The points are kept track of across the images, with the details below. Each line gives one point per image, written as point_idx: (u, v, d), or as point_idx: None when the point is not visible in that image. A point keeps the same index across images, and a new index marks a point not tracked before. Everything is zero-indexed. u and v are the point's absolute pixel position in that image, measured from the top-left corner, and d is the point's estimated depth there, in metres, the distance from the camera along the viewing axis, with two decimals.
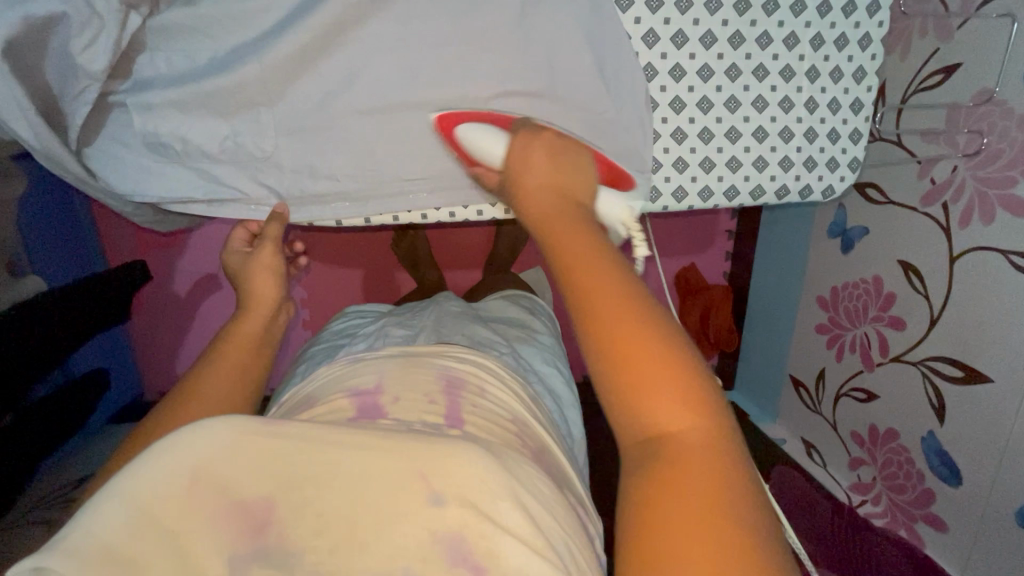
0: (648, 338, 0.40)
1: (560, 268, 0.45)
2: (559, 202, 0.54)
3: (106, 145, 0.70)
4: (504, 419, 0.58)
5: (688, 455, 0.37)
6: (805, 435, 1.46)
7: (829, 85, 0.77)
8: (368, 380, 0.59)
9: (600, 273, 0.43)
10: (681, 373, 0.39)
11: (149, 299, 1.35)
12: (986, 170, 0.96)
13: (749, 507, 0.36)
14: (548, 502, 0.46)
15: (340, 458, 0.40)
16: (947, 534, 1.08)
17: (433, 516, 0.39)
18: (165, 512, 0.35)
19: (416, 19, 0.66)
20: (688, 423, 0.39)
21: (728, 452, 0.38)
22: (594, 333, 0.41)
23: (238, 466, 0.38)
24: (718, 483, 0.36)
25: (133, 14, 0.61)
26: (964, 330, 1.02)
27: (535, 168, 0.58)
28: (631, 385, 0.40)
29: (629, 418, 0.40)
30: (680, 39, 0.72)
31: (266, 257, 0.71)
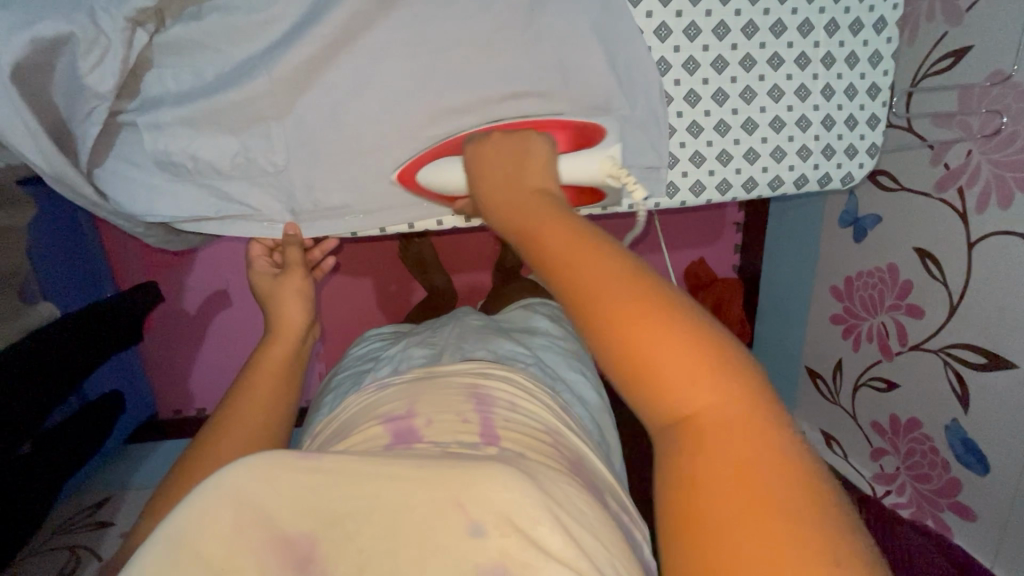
0: (646, 318, 0.38)
1: (543, 264, 0.44)
2: (523, 198, 0.53)
3: (114, 165, 0.69)
4: (538, 432, 0.57)
5: (718, 434, 0.35)
6: (824, 427, 1.45)
7: (846, 70, 0.76)
8: (399, 406, 0.58)
9: (587, 260, 0.42)
10: (691, 347, 0.37)
11: (160, 318, 1.35)
12: (1002, 154, 0.95)
13: (794, 475, 0.34)
14: (592, 524, 0.43)
15: (376, 490, 0.38)
16: (976, 523, 1.06)
17: (474, 547, 0.36)
18: (212, 550, 0.34)
19: (426, 23, 0.65)
20: (711, 396, 0.36)
21: (761, 418, 0.36)
22: (590, 323, 0.40)
23: (280, 500, 0.37)
24: (758, 457, 0.34)
25: (139, 31, 0.60)
26: (985, 316, 1.01)
27: (496, 180, 0.58)
28: (642, 372, 0.38)
29: (651, 407, 0.38)
30: (693, 31, 0.71)
31: (295, 281, 0.75)
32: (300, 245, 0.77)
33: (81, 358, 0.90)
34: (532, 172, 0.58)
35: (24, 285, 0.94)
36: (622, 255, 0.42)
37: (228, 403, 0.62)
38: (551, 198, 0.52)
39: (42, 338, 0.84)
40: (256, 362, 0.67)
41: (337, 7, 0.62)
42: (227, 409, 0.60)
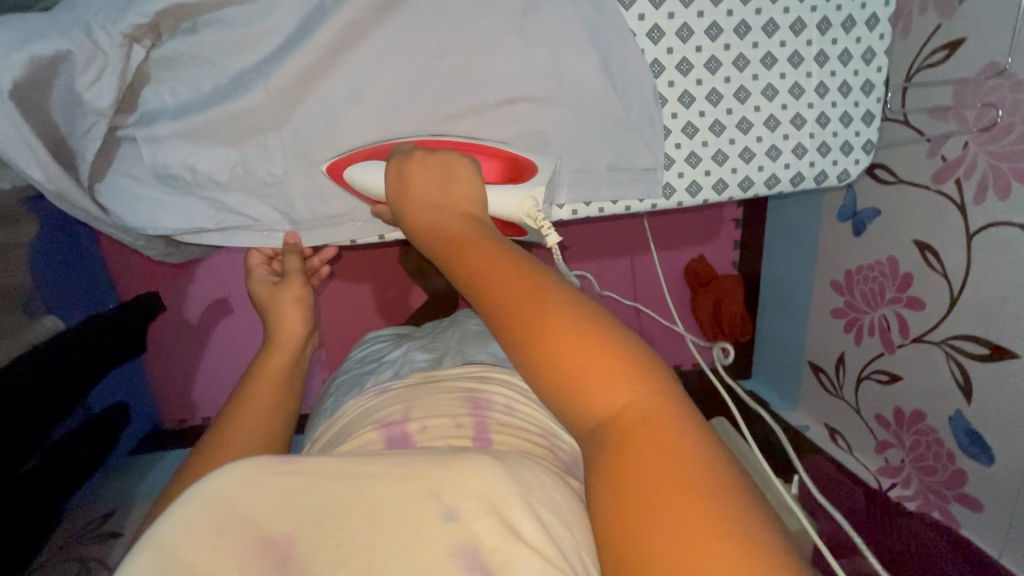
0: (564, 324, 0.40)
1: (466, 278, 0.46)
2: (447, 215, 0.55)
3: (115, 180, 0.69)
4: (528, 433, 0.59)
5: (637, 431, 0.37)
6: (828, 421, 1.45)
7: (839, 68, 0.76)
8: (395, 411, 0.59)
9: (507, 277, 0.44)
10: (607, 349, 0.39)
11: (163, 328, 1.35)
12: (998, 145, 0.95)
13: (709, 462, 0.36)
14: (564, 513, 0.46)
15: (359, 489, 0.40)
16: (982, 514, 1.06)
17: (449, 533, 0.38)
18: (196, 558, 0.34)
19: (420, 31, 0.66)
20: (628, 395, 0.39)
21: (674, 413, 0.38)
22: (516, 334, 0.41)
23: (261, 500, 0.37)
24: (677, 448, 0.36)
25: (136, 47, 0.61)
26: (986, 306, 1.01)
27: (427, 194, 0.58)
28: (565, 377, 0.39)
29: (574, 412, 0.39)
30: (686, 32, 0.71)
31: (294, 289, 0.75)
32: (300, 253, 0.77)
33: (80, 368, 0.91)
34: (464, 190, 0.58)
35: (26, 300, 0.93)
36: (540, 270, 0.44)
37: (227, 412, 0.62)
38: (478, 223, 0.53)
39: (43, 357, 0.85)
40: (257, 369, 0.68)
41: (331, 19, 0.62)
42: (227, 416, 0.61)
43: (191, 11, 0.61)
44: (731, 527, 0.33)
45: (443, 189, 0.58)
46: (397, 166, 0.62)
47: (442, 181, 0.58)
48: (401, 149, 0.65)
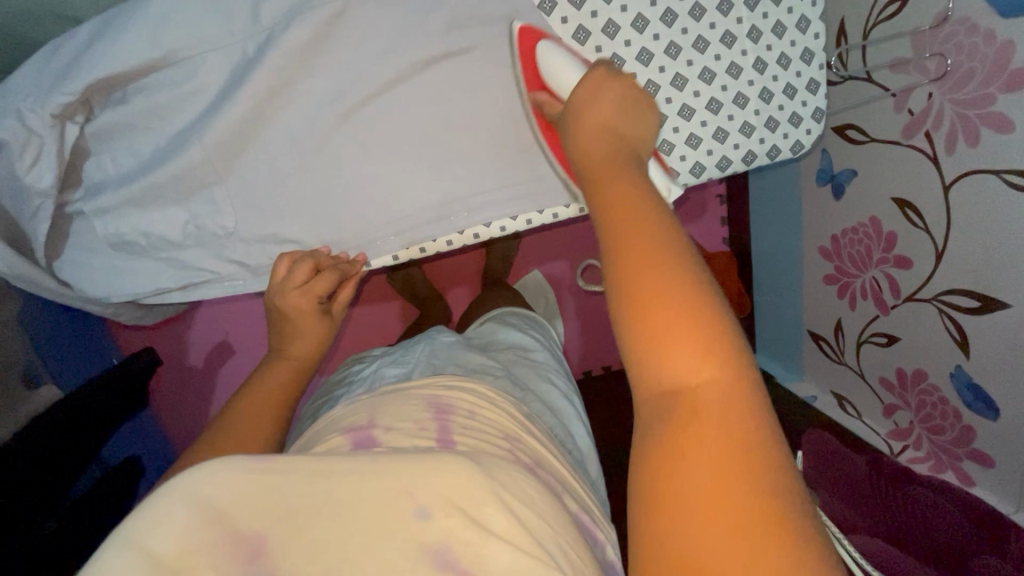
0: (673, 285, 0.39)
1: (600, 208, 0.46)
2: (608, 142, 0.53)
3: (71, 253, 0.71)
4: (495, 436, 0.58)
5: (714, 415, 0.35)
6: (835, 388, 1.42)
7: (774, 41, 0.75)
8: (361, 417, 0.59)
9: (636, 226, 0.43)
10: (708, 325, 0.38)
11: (167, 377, 1.38)
12: (963, 92, 0.93)
13: (774, 466, 0.34)
14: (536, 503, 0.47)
15: (326, 486, 0.40)
16: (996, 469, 1.04)
17: (420, 529, 0.40)
18: (166, 551, 0.35)
19: (345, 67, 0.66)
20: (710, 376, 0.37)
21: (752, 407, 0.36)
22: (625, 281, 0.40)
23: (235, 496, 0.38)
24: (742, 443, 0.34)
25: (69, 124, 0.63)
26: (973, 257, 0.99)
27: (598, 129, 0.54)
28: (654, 337, 0.38)
29: (649, 371, 0.38)
30: (612, 28, 0.70)
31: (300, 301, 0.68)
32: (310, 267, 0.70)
33: (91, 422, 0.93)
34: (629, 132, 0.55)
35: (29, 369, 0.97)
36: (675, 229, 0.43)
37: (217, 422, 0.57)
38: (641, 169, 0.50)
39: (60, 415, 0.89)
40: (259, 375, 0.64)
41: (254, 70, 0.63)
42: (223, 422, 0.56)
43: (118, 82, 0.63)
44: (775, 537, 0.31)
45: (613, 127, 0.55)
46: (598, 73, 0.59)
47: (614, 115, 0.55)
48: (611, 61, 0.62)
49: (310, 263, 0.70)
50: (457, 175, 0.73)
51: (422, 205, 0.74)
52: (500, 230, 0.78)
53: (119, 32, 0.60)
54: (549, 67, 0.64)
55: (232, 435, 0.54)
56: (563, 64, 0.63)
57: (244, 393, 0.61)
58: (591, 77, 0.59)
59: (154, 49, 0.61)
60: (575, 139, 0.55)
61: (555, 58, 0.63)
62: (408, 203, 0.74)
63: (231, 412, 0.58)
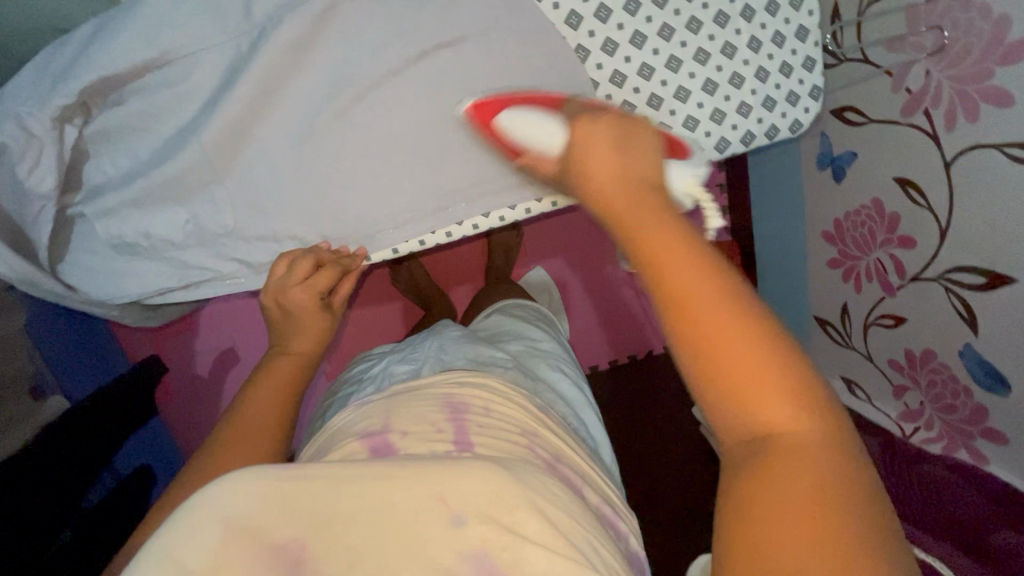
0: (742, 333, 0.36)
1: (645, 263, 0.40)
2: (632, 190, 0.45)
3: (73, 256, 0.72)
4: (512, 434, 0.58)
5: (800, 459, 0.34)
6: (844, 373, 1.41)
7: (768, 19, 0.74)
8: (375, 421, 0.59)
9: (685, 266, 0.39)
10: (783, 369, 0.36)
11: (176, 386, 1.39)
12: (960, 68, 0.92)
13: (871, 506, 0.32)
14: (566, 504, 0.47)
15: (358, 495, 0.40)
16: (1010, 446, 1.03)
17: (456, 535, 0.40)
18: (200, 563, 0.35)
19: (340, 60, 0.66)
20: (790, 414, 0.35)
21: (835, 442, 0.35)
22: (694, 337, 0.37)
23: (262, 509, 0.38)
24: (829, 480, 0.33)
25: (68, 126, 0.64)
26: (977, 234, 0.98)
27: (613, 179, 0.46)
28: (728, 385, 0.36)
29: (726, 420, 0.37)
30: (604, 12, 0.70)
31: (304, 300, 0.68)
32: (312, 259, 0.71)
33: (99, 430, 0.94)
34: (647, 169, 0.47)
35: None
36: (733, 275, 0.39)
37: (223, 424, 0.57)
38: (676, 213, 0.43)
39: (72, 421, 0.89)
40: (263, 371, 0.64)
41: (248, 66, 0.64)
42: (230, 423, 0.57)
43: (115, 84, 0.63)
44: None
45: (627, 170, 0.46)
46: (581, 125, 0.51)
47: (621, 160, 0.47)
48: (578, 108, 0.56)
49: (311, 260, 0.70)
50: (456, 166, 0.73)
51: (420, 198, 0.74)
52: (499, 220, 0.79)
53: (115, 34, 0.61)
54: (520, 133, 0.59)
55: (245, 436, 0.55)
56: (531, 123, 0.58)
57: (249, 389, 0.61)
58: (576, 133, 0.51)
59: (149, 49, 0.62)
60: (587, 192, 0.47)
61: (520, 125, 0.59)
62: (407, 197, 0.74)
63: (239, 413, 0.58)
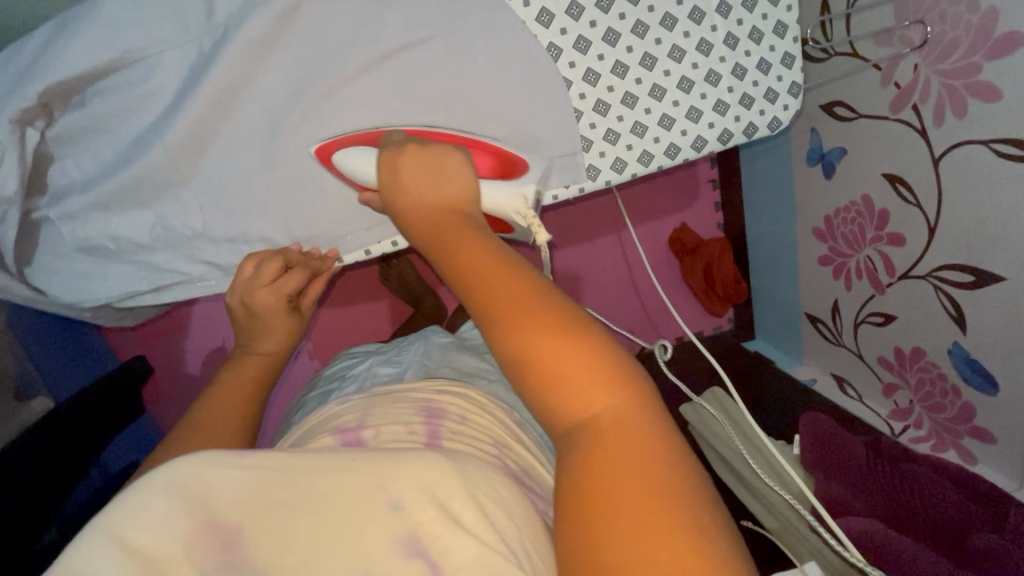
0: (550, 324, 0.40)
1: (458, 279, 0.45)
2: (442, 217, 0.52)
3: (41, 259, 0.71)
4: (484, 442, 0.58)
5: (613, 435, 0.37)
6: (836, 371, 1.40)
7: (745, 15, 0.73)
8: (349, 419, 0.58)
9: (500, 279, 0.43)
10: (592, 352, 0.39)
11: (166, 383, 1.39)
12: (948, 62, 0.90)
13: (676, 468, 0.36)
14: (512, 503, 0.46)
15: (317, 484, 0.40)
16: (998, 446, 1.01)
17: (392, 521, 0.40)
18: (144, 542, 0.34)
19: (306, 60, 0.65)
20: (598, 397, 0.38)
21: (646, 416, 0.38)
22: (508, 336, 0.40)
23: (220, 488, 0.38)
24: (634, 455, 0.36)
25: (30, 129, 0.63)
26: (966, 231, 0.96)
27: (422, 205, 0.54)
28: (544, 376, 0.39)
29: (549, 408, 0.39)
30: (576, 10, 0.68)
31: (271, 300, 0.67)
32: (295, 262, 0.71)
33: (87, 429, 0.93)
34: (451, 199, 0.54)
35: (21, 381, 0.97)
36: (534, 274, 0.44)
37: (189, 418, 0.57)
38: (479, 233, 0.49)
39: (58, 421, 0.89)
40: (228, 371, 0.64)
41: (211, 67, 0.63)
42: (195, 417, 0.57)
43: (76, 85, 0.62)
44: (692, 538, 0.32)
45: (437, 197, 0.54)
46: (388, 156, 0.59)
47: (433, 188, 0.55)
48: (393, 138, 0.63)
49: (280, 261, 0.69)
50: None
51: None
52: None
53: (73, 34, 0.60)
54: (352, 168, 0.65)
55: (208, 428, 0.55)
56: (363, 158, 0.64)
57: (213, 389, 0.61)
58: (382, 160, 0.60)
59: (108, 50, 0.61)
60: (408, 217, 0.55)
61: (352, 161, 0.65)
62: None
63: (202, 410, 0.58)
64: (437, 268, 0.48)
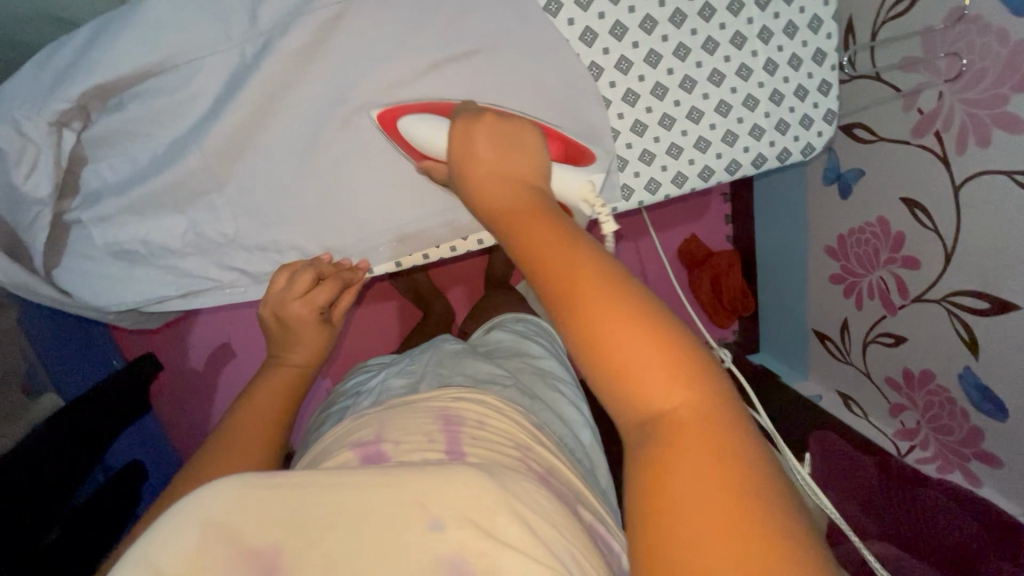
0: (625, 314, 0.39)
1: (525, 258, 0.44)
2: (514, 188, 0.51)
3: (69, 262, 0.70)
4: (505, 445, 0.57)
5: (691, 432, 0.36)
6: (841, 388, 1.41)
7: (786, 41, 0.73)
8: (368, 433, 0.57)
9: (578, 265, 0.42)
10: (670, 343, 0.39)
11: (170, 382, 1.38)
12: (974, 92, 0.91)
13: (761, 471, 0.35)
14: (546, 511, 0.46)
15: (333, 498, 0.39)
16: (1005, 470, 1.03)
17: (434, 541, 0.38)
18: (176, 568, 0.35)
19: (346, 71, 0.65)
20: (684, 398, 0.38)
21: (730, 418, 0.37)
22: (580, 324, 0.40)
23: (247, 511, 0.37)
24: (724, 459, 0.35)
25: (66, 131, 0.62)
26: (982, 259, 0.98)
27: (491, 171, 0.52)
28: (619, 367, 0.39)
29: (623, 401, 0.39)
30: (619, 30, 0.68)
31: (300, 310, 0.67)
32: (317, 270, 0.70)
33: (94, 426, 0.93)
34: (521, 169, 0.53)
35: (28, 376, 0.96)
36: (608, 260, 0.43)
37: (217, 437, 0.56)
38: (552, 206, 0.49)
39: (73, 420, 0.89)
40: (260, 384, 0.65)
41: (252, 75, 0.62)
42: (218, 439, 0.56)
43: (114, 88, 0.61)
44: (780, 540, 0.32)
45: (507, 168, 0.53)
46: (463, 120, 0.57)
47: (504, 157, 0.53)
48: (469, 107, 0.61)
49: (312, 273, 0.68)
50: None
51: (424, 213, 0.73)
52: None
53: (115, 36, 0.59)
54: (418, 138, 0.63)
55: (231, 447, 0.54)
56: (432, 128, 0.62)
57: (241, 406, 0.61)
58: (456, 127, 0.57)
59: (150, 54, 0.60)
60: (471, 187, 0.53)
61: (417, 127, 0.63)
62: (411, 211, 0.73)
63: (229, 428, 0.57)
64: (504, 245, 0.47)
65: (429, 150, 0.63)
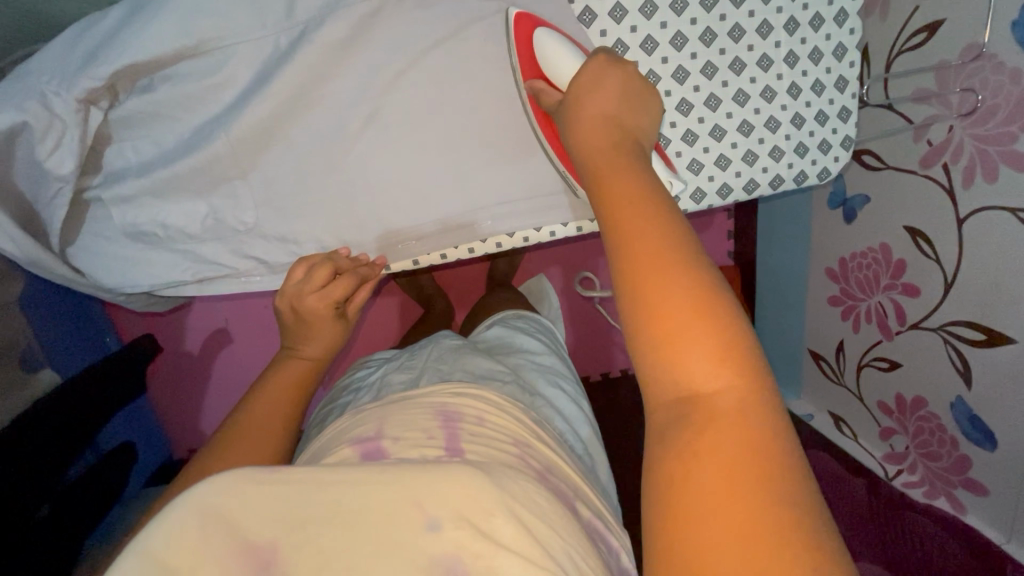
0: (683, 285, 0.37)
1: (605, 208, 0.43)
2: (611, 137, 0.50)
3: (85, 241, 0.70)
4: (506, 442, 0.57)
5: (725, 420, 0.34)
6: (833, 409, 1.43)
7: (810, 67, 0.74)
8: (368, 427, 0.57)
9: (648, 226, 0.40)
10: (722, 325, 0.36)
11: (164, 364, 1.36)
12: (983, 128, 0.93)
13: (791, 476, 0.32)
14: (545, 511, 0.44)
15: (338, 495, 0.38)
16: (989, 498, 1.05)
17: (430, 541, 0.37)
18: (168, 556, 0.34)
19: (379, 68, 0.65)
20: (724, 384, 0.35)
21: (768, 418, 0.35)
22: (636, 284, 0.38)
23: (248, 505, 0.36)
24: (751, 455, 0.33)
25: (93, 109, 0.61)
26: (981, 291, 1.00)
27: (596, 115, 0.52)
28: (666, 338, 0.36)
29: (661, 374, 0.37)
30: (650, 44, 0.69)
31: (314, 304, 0.66)
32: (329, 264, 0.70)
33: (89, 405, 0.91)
34: (631, 124, 0.52)
35: (26, 352, 0.93)
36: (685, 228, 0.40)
37: (221, 430, 0.56)
38: (645, 161, 0.47)
39: (68, 399, 0.87)
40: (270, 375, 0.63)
41: (285, 65, 0.62)
42: (220, 433, 0.55)
43: (145, 70, 0.61)
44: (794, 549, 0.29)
45: (615, 117, 0.52)
46: (597, 62, 0.57)
47: (616, 106, 0.53)
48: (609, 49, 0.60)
49: (328, 268, 0.68)
50: (484, 182, 0.73)
51: (445, 212, 0.73)
52: (522, 240, 0.78)
53: (150, 16, 0.58)
54: (548, 54, 0.61)
55: (231, 439, 0.54)
56: (563, 53, 0.60)
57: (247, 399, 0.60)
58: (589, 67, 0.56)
59: (184, 37, 0.59)
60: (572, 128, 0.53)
61: (551, 47, 0.61)
62: (432, 211, 0.73)
63: (235, 420, 0.56)
64: (591, 190, 0.46)
65: (553, 72, 0.62)
